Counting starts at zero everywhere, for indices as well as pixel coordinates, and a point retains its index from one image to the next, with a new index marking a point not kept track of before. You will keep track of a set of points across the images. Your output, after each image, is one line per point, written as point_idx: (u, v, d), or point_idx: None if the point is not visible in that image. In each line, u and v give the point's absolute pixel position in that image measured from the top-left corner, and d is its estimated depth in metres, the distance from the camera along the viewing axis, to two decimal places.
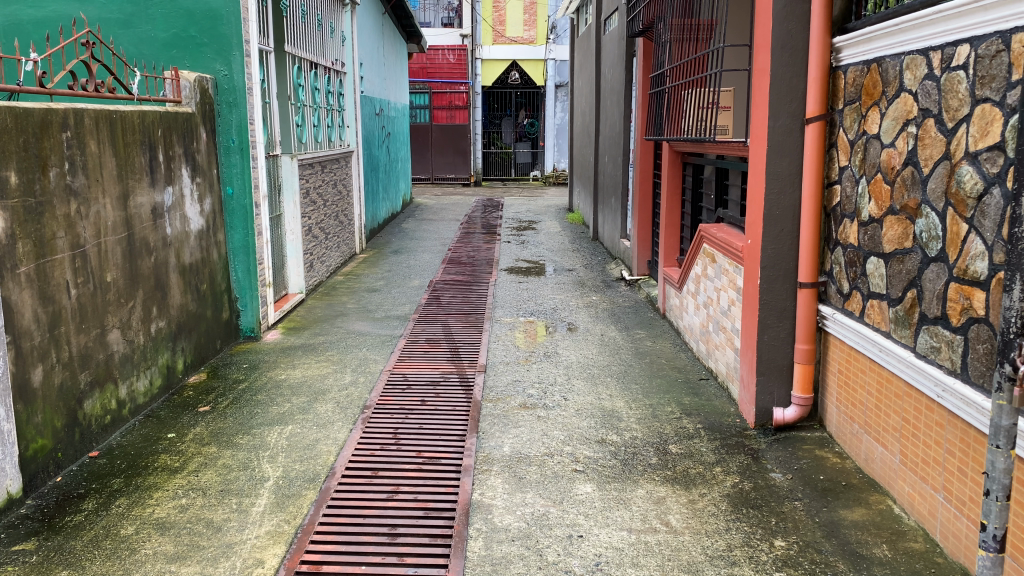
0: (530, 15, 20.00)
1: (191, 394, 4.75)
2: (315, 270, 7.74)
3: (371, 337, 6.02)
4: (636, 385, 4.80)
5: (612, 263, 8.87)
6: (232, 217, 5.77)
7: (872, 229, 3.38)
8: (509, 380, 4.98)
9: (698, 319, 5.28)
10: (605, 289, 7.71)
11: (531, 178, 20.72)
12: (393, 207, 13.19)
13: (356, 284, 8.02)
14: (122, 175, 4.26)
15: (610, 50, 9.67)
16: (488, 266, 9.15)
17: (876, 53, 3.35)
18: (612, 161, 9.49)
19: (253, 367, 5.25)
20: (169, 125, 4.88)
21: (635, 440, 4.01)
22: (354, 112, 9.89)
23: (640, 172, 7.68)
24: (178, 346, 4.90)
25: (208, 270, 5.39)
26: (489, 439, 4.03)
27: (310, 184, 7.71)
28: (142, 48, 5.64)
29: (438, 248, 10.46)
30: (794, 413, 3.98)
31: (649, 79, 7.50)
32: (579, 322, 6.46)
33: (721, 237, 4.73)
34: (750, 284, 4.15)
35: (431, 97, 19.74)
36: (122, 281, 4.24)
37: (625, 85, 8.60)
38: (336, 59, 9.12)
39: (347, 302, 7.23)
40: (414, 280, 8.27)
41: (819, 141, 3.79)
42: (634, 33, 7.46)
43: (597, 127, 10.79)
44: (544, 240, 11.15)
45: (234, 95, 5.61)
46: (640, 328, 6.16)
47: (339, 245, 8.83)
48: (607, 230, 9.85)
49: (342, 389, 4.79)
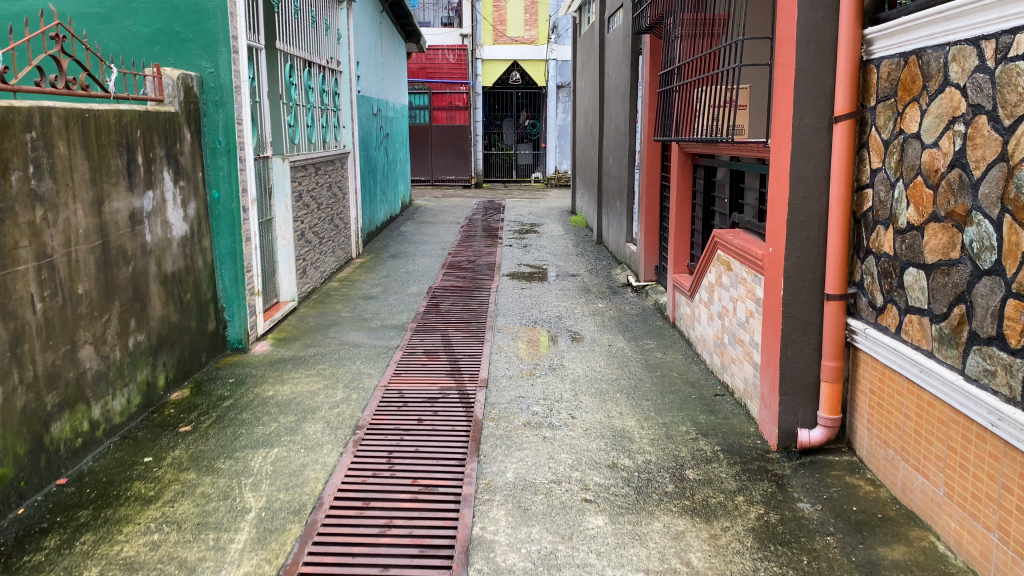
0: (530, 15, 19.74)
1: (173, 412, 4.45)
2: (309, 277, 7.45)
3: (366, 348, 5.72)
4: (647, 402, 4.50)
5: (618, 268, 8.57)
6: (218, 223, 5.48)
7: (911, 238, 3.08)
8: (512, 396, 4.67)
9: (711, 330, 4.98)
10: (611, 295, 7.41)
11: (532, 180, 20.43)
12: (391, 210, 12.91)
13: (351, 290, 7.72)
14: (96, 179, 3.97)
15: (614, 48, 9.37)
16: (489, 271, 8.84)
17: (915, 44, 3.04)
18: (617, 163, 9.19)
19: (240, 382, 4.96)
20: (149, 126, 4.58)
21: (649, 465, 3.70)
22: (351, 112, 9.64)
23: (646, 174, 7.38)
24: (160, 360, 4.60)
25: (192, 278, 5.10)
26: (491, 463, 3.73)
27: (304, 187, 7.41)
28: (124, 45, 5.35)
29: (438, 252, 10.16)
30: (821, 436, 3.68)
31: (656, 77, 7.20)
32: (584, 331, 6.17)
33: (737, 244, 4.43)
34: (772, 295, 3.85)
35: (431, 97, 19.45)
36: (97, 293, 3.94)
37: (630, 84, 8.30)
38: (332, 57, 8.84)
39: (342, 310, 6.93)
40: (412, 287, 7.97)
41: (849, 141, 3.49)
42: (641, 29, 7.17)
43: (601, 127, 10.50)
44: (547, 244, 10.86)
45: (221, 94, 5.32)
46: (649, 338, 5.85)
47: (334, 250, 8.53)
48: (611, 233, 9.55)
49: (333, 407, 4.50)
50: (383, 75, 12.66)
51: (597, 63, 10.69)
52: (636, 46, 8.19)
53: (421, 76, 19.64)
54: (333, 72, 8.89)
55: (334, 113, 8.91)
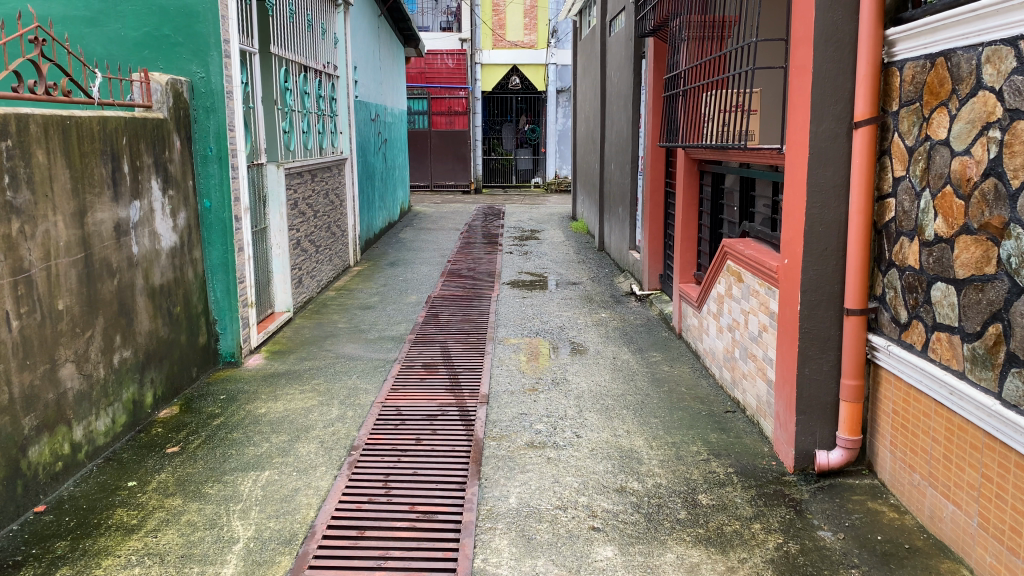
0: (530, 19, 19.46)
1: (160, 431, 4.26)
2: (305, 286, 7.26)
3: (363, 361, 5.54)
4: (655, 419, 4.32)
5: (620, 276, 8.39)
6: (210, 232, 5.30)
7: (940, 251, 2.90)
8: (514, 413, 4.48)
9: (720, 343, 4.80)
10: (615, 305, 7.22)
11: (532, 185, 20.25)
12: (389, 216, 12.73)
13: (348, 300, 7.53)
14: (78, 189, 3.78)
15: (616, 52, 9.20)
16: (489, 279, 8.66)
17: (942, 45, 2.87)
18: (619, 168, 9.01)
19: (231, 399, 4.77)
20: (136, 133, 4.41)
21: (659, 489, 3.51)
22: (349, 118, 9.47)
23: (650, 180, 7.19)
24: (147, 377, 4.42)
25: (182, 290, 4.92)
26: (492, 488, 3.54)
27: (300, 194, 7.23)
28: (112, 49, 5.16)
29: (437, 260, 9.98)
30: (840, 458, 3.50)
31: (660, 82, 7.02)
32: (588, 342, 5.98)
33: (749, 254, 4.24)
34: (787, 309, 3.67)
35: (430, 102, 19.29)
36: (79, 309, 3.75)
37: (633, 88, 8.13)
38: (329, 62, 8.67)
39: (338, 320, 6.74)
40: (411, 296, 7.78)
41: (870, 148, 3.31)
42: (644, 32, 6.99)
43: (603, 132, 10.32)
44: (548, 251, 10.68)
45: (212, 100, 5.14)
46: (655, 351, 5.67)
47: (331, 259, 8.35)
48: (613, 240, 9.37)
49: (328, 425, 4.31)
50: (382, 79, 12.52)
51: (599, 67, 10.52)
52: (639, 50, 8.01)
53: (419, 80, 19.68)
54: (331, 77, 8.74)
55: (331, 118, 8.74)
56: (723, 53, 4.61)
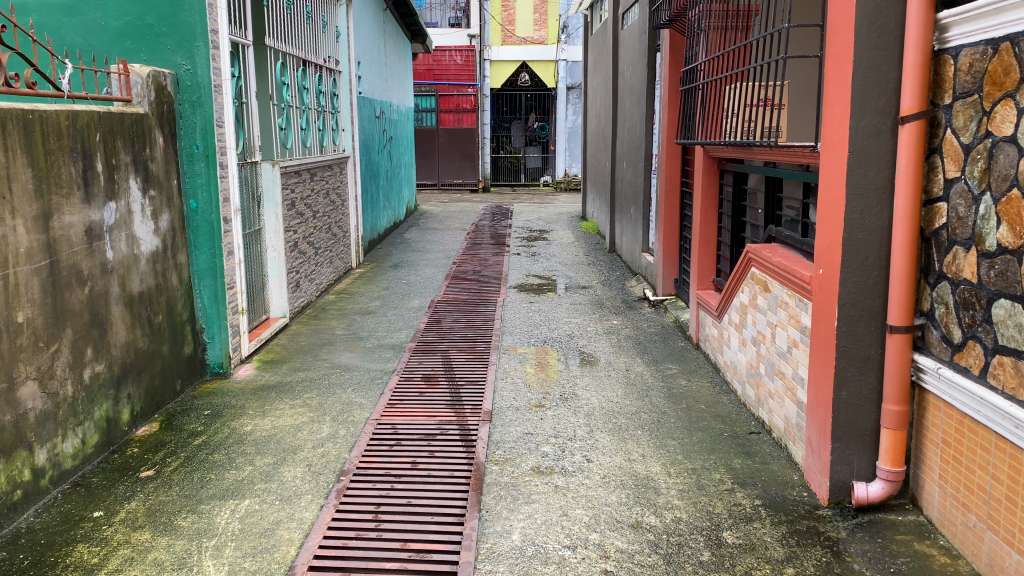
0: (541, 14, 19.19)
1: (136, 452, 3.93)
2: (303, 290, 6.93)
3: (360, 373, 5.20)
4: (673, 442, 3.96)
5: (633, 279, 8.03)
6: (196, 235, 4.98)
7: (1004, 263, 2.55)
8: (519, 433, 4.13)
9: (744, 358, 4.44)
10: (627, 311, 6.86)
11: (541, 184, 19.91)
12: (394, 215, 12.40)
13: (348, 305, 7.20)
14: (42, 190, 3.46)
15: (629, 45, 8.85)
16: (496, 282, 8.31)
17: (1007, 29, 2.50)
18: (632, 167, 8.65)
19: (215, 415, 4.45)
20: (112, 128, 4.08)
21: (678, 524, 3.16)
22: (351, 114, 9.13)
23: (665, 180, 6.83)
24: (123, 393, 4.09)
25: (165, 297, 4.60)
26: (493, 522, 3.20)
27: (297, 194, 6.88)
28: (91, 39, 4.85)
29: (442, 262, 9.63)
30: (880, 491, 3.14)
31: (676, 76, 6.66)
32: (598, 352, 5.63)
33: (777, 262, 3.88)
34: (822, 324, 3.31)
35: (438, 99, 18.96)
36: (42, 321, 3.43)
37: (647, 83, 7.77)
38: (330, 56, 8.34)
39: (336, 327, 6.40)
40: (414, 300, 7.43)
41: (918, 145, 2.95)
42: (660, 24, 6.62)
43: (615, 130, 9.96)
44: (557, 252, 10.33)
45: (198, 94, 4.82)
46: (671, 363, 5.31)
47: (332, 261, 8.03)
48: (625, 242, 9.01)
49: (317, 446, 3.98)
50: (386, 75, 12.10)
51: (610, 61, 10.15)
52: (654, 43, 7.65)
53: (428, 77, 18.98)
54: (331, 72, 8.37)
55: (332, 114, 8.39)
56: (746, 43, 4.26)
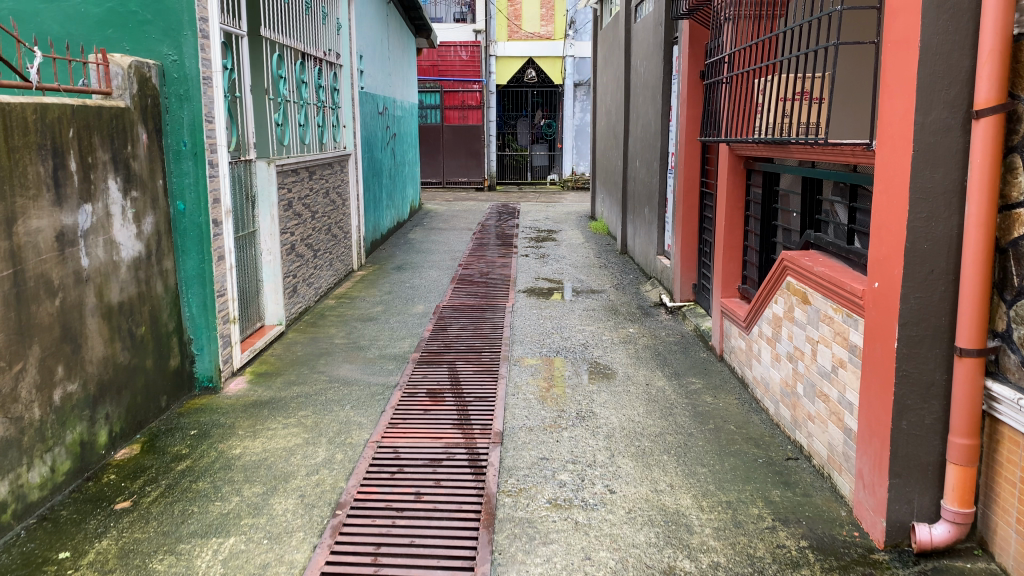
0: (547, 10, 18.73)
1: (113, 479, 3.58)
2: (301, 295, 6.58)
3: (361, 387, 4.84)
4: (703, 470, 3.60)
5: (647, 283, 7.67)
6: (184, 239, 4.62)
7: None
8: (533, 458, 3.77)
9: (778, 375, 4.08)
10: (643, 318, 6.49)
11: (548, 182, 19.54)
12: (398, 215, 12.04)
13: (349, 310, 6.84)
14: (4, 192, 3.10)
15: (643, 38, 8.46)
16: (504, 286, 7.95)
17: None
18: (646, 166, 8.26)
19: (202, 436, 4.10)
20: (89, 124, 3.72)
21: (716, 571, 2.80)
22: (353, 110, 8.77)
23: (683, 180, 6.46)
24: (100, 413, 3.73)
25: (148, 307, 4.24)
26: (508, 567, 2.84)
27: (295, 194, 6.52)
28: (70, 27, 4.50)
29: (447, 264, 9.27)
30: (944, 534, 2.78)
31: (695, 70, 6.28)
32: (615, 364, 5.27)
33: (819, 272, 3.51)
34: (877, 345, 2.93)
35: (443, 96, 18.61)
36: (5, 339, 3.08)
37: (663, 78, 7.39)
38: (331, 49, 7.97)
39: (335, 335, 6.04)
40: (418, 306, 7.07)
41: (996, 143, 2.57)
42: (679, 14, 6.23)
43: (627, 127, 9.58)
44: (567, 254, 9.97)
45: (186, 87, 4.45)
46: (694, 377, 4.94)
47: (332, 264, 7.68)
48: (639, 244, 8.64)
49: (312, 473, 3.63)
50: (389, 70, 11.68)
51: (622, 55, 9.75)
52: (671, 35, 7.27)
53: (432, 73, 18.85)
54: (331, 66, 7.99)
55: (333, 109, 8.02)
56: (782, 32, 3.89)
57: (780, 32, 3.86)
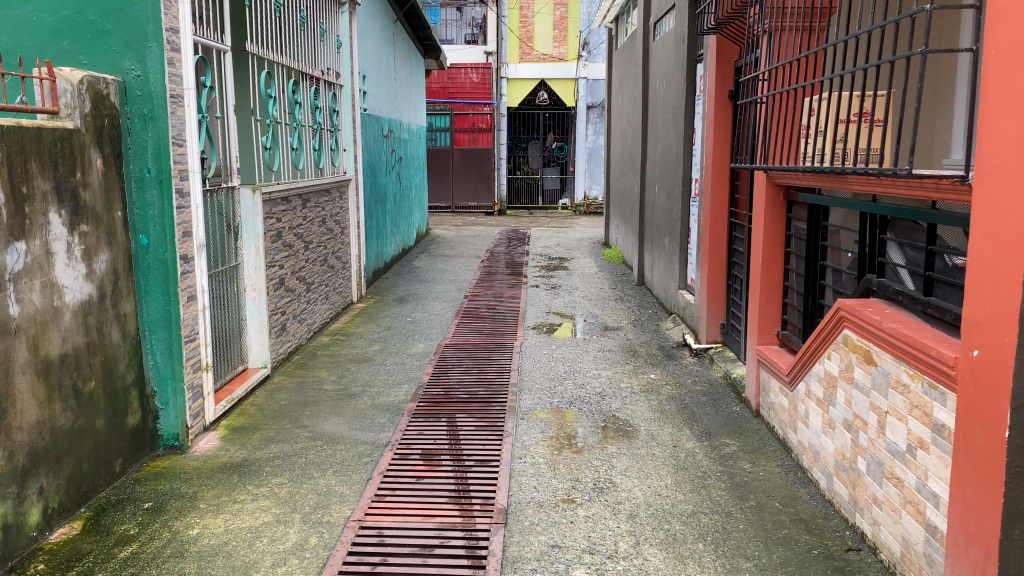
0: (560, 30, 18.23)
1: (40, 571, 3.00)
2: (291, 333, 6.01)
3: (347, 446, 4.25)
4: (747, 566, 2.98)
5: (668, 319, 7.07)
6: (147, 278, 4.06)
7: None
8: (542, 546, 3.17)
9: (833, 444, 3.47)
10: (665, 362, 5.88)
11: (560, 207, 19.00)
12: (403, 242, 11.54)
13: (342, 349, 6.26)
14: None
15: (663, 57, 7.93)
16: (512, 321, 7.36)
17: None
18: (666, 193, 7.68)
19: (158, 509, 3.52)
20: (25, 148, 3.18)
21: None
22: (354, 133, 8.22)
23: (710, 210, 5.89)
24: (31, 488, 3.16)
25: (100, 358, 3.67)
26: None
27: (286, 224, 5.93)
28: (21, 38, 3.99)
29: (452, 295, 8.70)
30: None
31: (724, 90, 5.73)
32: (636, 419, 4.66)
33: (889, 328, 2.92)
34: (979, 428, 2.32)
35: (453, 118, 18.18)
36: None
37: (685, 99, 6.85)
38: (330, 69, 7.46)
39: (324, 379, 5.46)
40: (419, 344, 6.49)
41: None
42: (704, 29, 5.69)
43: (644, 152, 9.02)
44: (580, 284, 9.38)
45: (151, 106, 3.94)
46: (727, 437, 4.33)
47: (328, 297, 7.12)
48: (658, 275, 8.03)
49: (278, 565, 3.04)
50: (395, 93, 11.17)
51: (639, 75, 9.19)
52: (695, 53, 6.73)
53: (443, 95, 18.49)
54: (331, 85, 7.49)
55: (331, 133, 7.48)
56: (835, 44, 3.34)
57: (835, 43, 3.30)
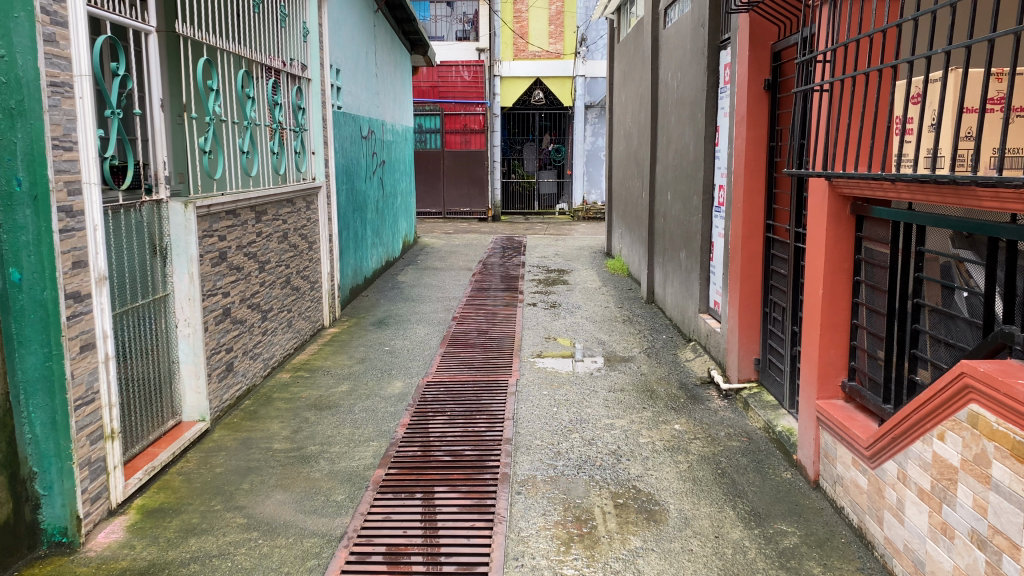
0: (557, 26, 17.30)
1: None
2: (239, 374, 5.03)
3: (289, 542, 3.26)
4: None
5: (687, 348, 6.10)
6: (20, 324, 3.04)
7: None
8: None
9: (950, 559, 2.50)
10: (689, 406, 4.89)
11: (557, 213, 17.98)
12: (388, 253, 10.58)
13: (304, 391, 5.27)
14: None
15: (676, 46, 6.96)
16: (506, 350, 6.37)
17: None
18: (681, 201, 6.71)
19: None
20: None
21: None
22: (325, 134, 7.21)
23: (741, 225, 4.91)
24: None
25: None
26: None
27: (232, 243, 4.94)
28: None
29: (439, 316, 7.72)
30: None
31: (758, 80, 4.78)
32: (662, 493, 3.68)
33: None
34: None
35: (443, 119, 17.23)
36: None
37: (707, 92, 5.87)
38: (295, 60, 6.47)
39: (275, 436, 4.47)
40: (396, 382, 5.48)
41: None
42: (734, 8, 4.73)
43: (654, 154, 8.04)
44: (582, 302, 8.41)
45: (18, 97, 2.94)
46: (783, 522, 3.36)
47: (292, 324, 6.14)
48: (671, 294, 7.07)
49: None
50: (376, 89, 10.15)
51: (647, 67, 8.18)
52: (717, 39, 5.78)
53: (432, 95, 17.37)
54: (295, 79, 6.48)
55: (295, 134, 6.47)
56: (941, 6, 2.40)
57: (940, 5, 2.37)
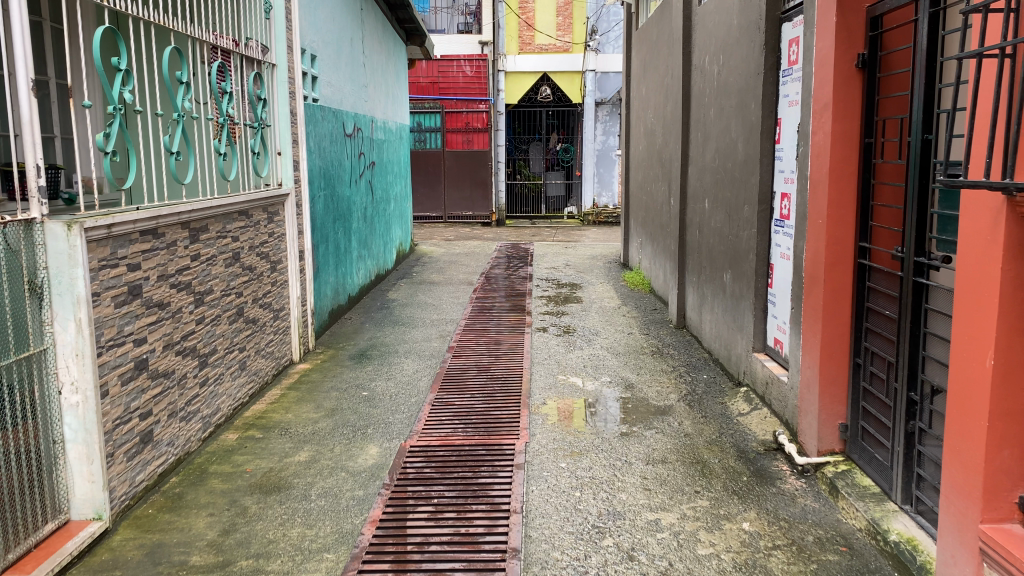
0: (565, 16, 16.14)
1: None
2: (162, 444, 3.83)
3: None
4: None
5: (737, 397, 4.88)
6: None
7: None
8: None
9: None
10: (756, 490, 3.67)
11: (565, 217, 16.80)
12: (377, 266, 9.36)
13: (250, 462, 4.06)
14: None
15: (717, 24, 5.75)
16: (512, 395, 5.16)
17: None
18: (725, 211, 5.50)
19: None
20: None
21: None
22: (294, 130, 6.00)
23: (824, 250, 3.69)
24: None
25: None
26: None
27: (149, 273, 3.74)
28: None
29: (432, 347, 6.51)
30: None
31: (851, 55, 3.55)
32: None
33: None
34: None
35: (443, 117, 15.96)
36: None
37: (764, 75, 4.66)
38: (254, 40, 5.28)
39: (197, 541, 3.26)
40: (371, 447, 4.26)
41: None
42: None
43: (686, 154, 6.83)
44: (601, 326, 7.19)
45: None
46: None
47: (246, 364, 4.94)
48: (712, 324, 5.85)
49: None
50: (363, 81, 8.95)
51: (676, 53, 6.97)
52: (778, 10, 4.59)
53: (433, 91, 16.08)
54: (254, 63, 5.28)
55: (253, 130, 5.24)
56: None
57: None
